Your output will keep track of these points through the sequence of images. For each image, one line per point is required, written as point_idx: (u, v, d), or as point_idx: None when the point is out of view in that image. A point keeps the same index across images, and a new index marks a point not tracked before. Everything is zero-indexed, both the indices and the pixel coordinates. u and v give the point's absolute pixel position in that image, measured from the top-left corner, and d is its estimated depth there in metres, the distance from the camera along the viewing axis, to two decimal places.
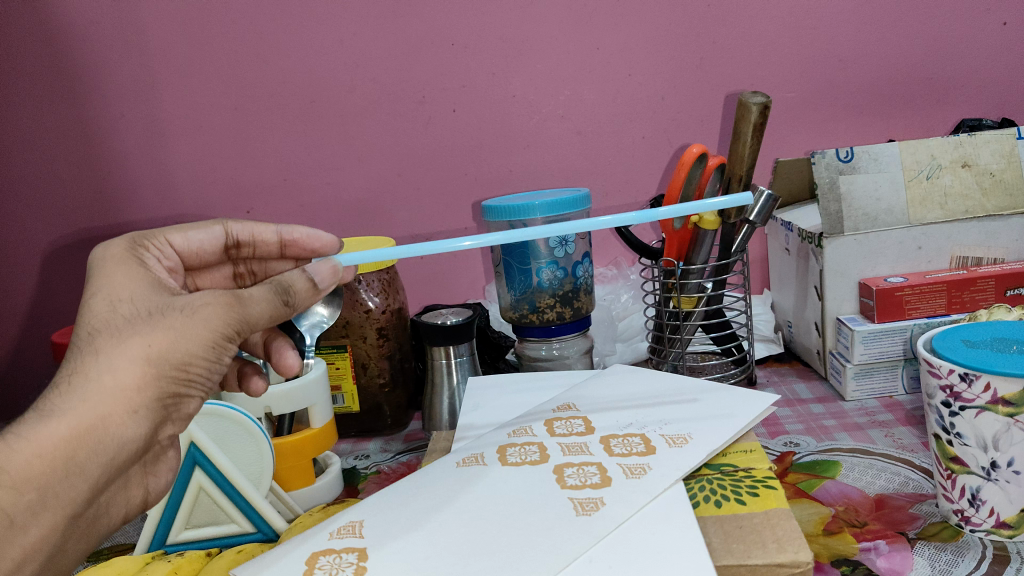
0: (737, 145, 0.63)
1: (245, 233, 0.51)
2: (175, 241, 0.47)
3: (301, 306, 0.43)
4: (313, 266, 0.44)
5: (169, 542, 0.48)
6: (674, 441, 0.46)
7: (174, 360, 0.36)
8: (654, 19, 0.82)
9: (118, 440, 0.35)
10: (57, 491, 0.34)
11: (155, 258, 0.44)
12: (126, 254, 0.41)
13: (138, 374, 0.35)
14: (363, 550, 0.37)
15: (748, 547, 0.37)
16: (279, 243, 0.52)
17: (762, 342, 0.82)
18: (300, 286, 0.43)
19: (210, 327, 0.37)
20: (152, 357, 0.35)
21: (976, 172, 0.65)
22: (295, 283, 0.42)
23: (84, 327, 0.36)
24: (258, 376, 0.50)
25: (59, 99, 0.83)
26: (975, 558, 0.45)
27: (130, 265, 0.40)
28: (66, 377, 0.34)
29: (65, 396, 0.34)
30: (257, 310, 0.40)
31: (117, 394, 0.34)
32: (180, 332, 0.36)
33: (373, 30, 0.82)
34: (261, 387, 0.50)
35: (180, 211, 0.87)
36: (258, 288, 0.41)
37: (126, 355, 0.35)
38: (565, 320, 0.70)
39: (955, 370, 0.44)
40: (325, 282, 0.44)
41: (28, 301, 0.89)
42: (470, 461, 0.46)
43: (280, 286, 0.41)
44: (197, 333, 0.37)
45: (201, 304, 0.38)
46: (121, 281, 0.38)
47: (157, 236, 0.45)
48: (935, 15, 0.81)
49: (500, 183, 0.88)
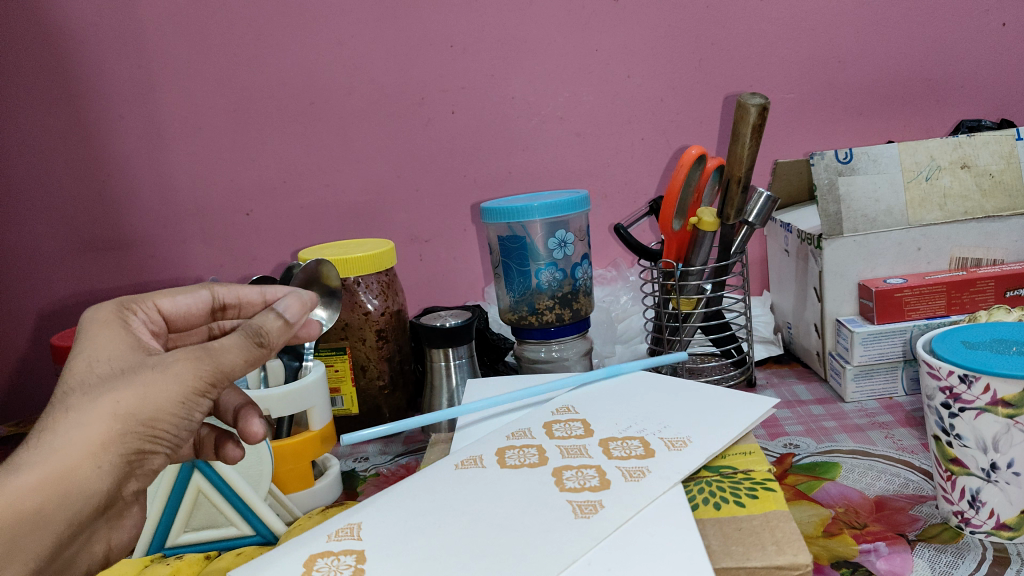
0: (736, 147, 0.63)
1: (232, 296, 0.49)
2: (162, 305, 0.47)
3: (276, 347, 0.42)
4: (282, 303, 0.42)
5: (168, 545, 0.48)
6: (673, 444, 0.46)
7: (142, 416, 0.36)
8: (653, 20, 0.82)
9: (83, 495, 0.35)
10: (20, 546, 0.34)
11: (142, 322, 0.44)
12: (112, 314, 0.42)
13: (106, 431, 0.35)
14: (361, 553, 0.37)
15: (748, 550, 0.37)
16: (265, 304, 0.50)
17: (763, 344, 0.82)
18: (272, 326, 0.41)
19: (181, 381, 0.37)
20: (120, 412, 0.35)
21: (975, 172, 0.66)
22: (267, 323, 0.41)
23: (62, 385, 0.36)
24: (233, 444, 0.47)
25: (59, 101, 0.83)
26: (976, 560, 0.45)
27: (112, 326, 0.40)
28: (37, 433, 0.35)
29: (34, 450, 0.34)
30: (228, 358, 0.39)
31: (85, 449, 0.35)
32: (151, 388, 0.36)
33: (373, 32, 0.82)
34: (236, 455, 0.47)
35: (181, 214, 0.87)
36: (229, 336, 0.40)
37: (95, 411, 0.35)
38: (564, 321, 0.70)
39: (955, 371, 0.44)
40: (297, 318, 0.42)
41: (29, 307, 0.89)
42: (468, 463, 0.46)
43: (251, 329, 0.40)
44: (168, 390, 0.37)
45: (173, 360, 0.38)
46: (102, 342, 0.39)
47: (145, 300, 0.45)
48: (934, 16, 0.81)
49: (499, 184, 0.88)
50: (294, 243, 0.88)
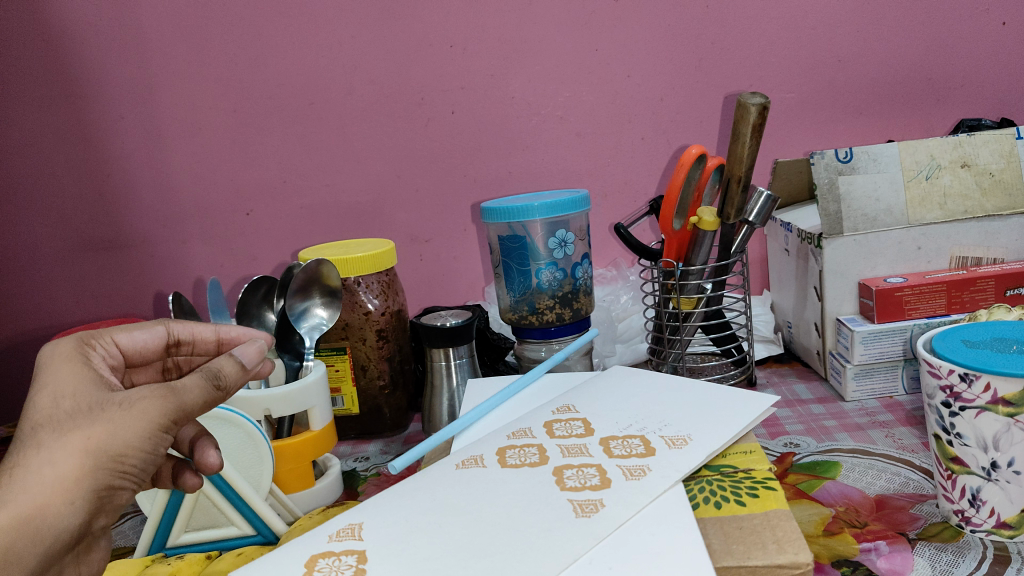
0: (736, 146, 0.63)
1: (187, 332, 0.47)
2: (120, 340, 0.45)
3: (234, 389, 0.40)
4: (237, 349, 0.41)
5: (169, 544, 0.49)
6: (674, 443, 0.46)
7: (113, 452, 0.35)
8: (653, 19, 0.82)
9: (54, 532, 0.33)
10: None
11: (101, 357, 0.43)
12: (73, 351, 0.40)
13: (73, 467, 0.34)
14: (362, 552, 0.37)
15: (748, 549, 0.37)
16: (219, 341, 0.48)
17: (763, 344, 0.82)
18: (229, 369, 0.39)
19: (147, 418, 0.35)
20: (90, 448, 0.34)
21: (975, 172, 0.66)
22: (224, 366, 0.39)
23: (26, 422, 0.35)
24: (191, 472, 0.44)
25: (59, 101, 0.83)
26: (976, 558, 0.45)
27: (75, 362, 0.39)
28: (4, 471, 0.33)
29: (3, 488, 0.33)
30: (190, 398, 0.37)
31: (56, 485, 0.33)
32: (117, 425, 0.35)
33: (373, 32, 0.82)
34: (195, 483, 0.45)
35: (181, 214, 0.87)
36: (188, 376, 0.38)
37: (66, 446, 0.34)
38: (564, 321, 0.70)
39: (955, 370, 0.44)
40: (253, 364, 0.41)
41: (27, 307, 0.89)
42: (469, 463, 0.46)
43: (208, 370, 0.38)
44: (136, 426, 0.35)
45: (140, 396, 0.36)
46: (66, 378, 0.37)
47: (104, 334, 0.44)
48: (934, 14, 0.82)
49: (499, 184, 0.88)
50: (295, 242, 0.88)
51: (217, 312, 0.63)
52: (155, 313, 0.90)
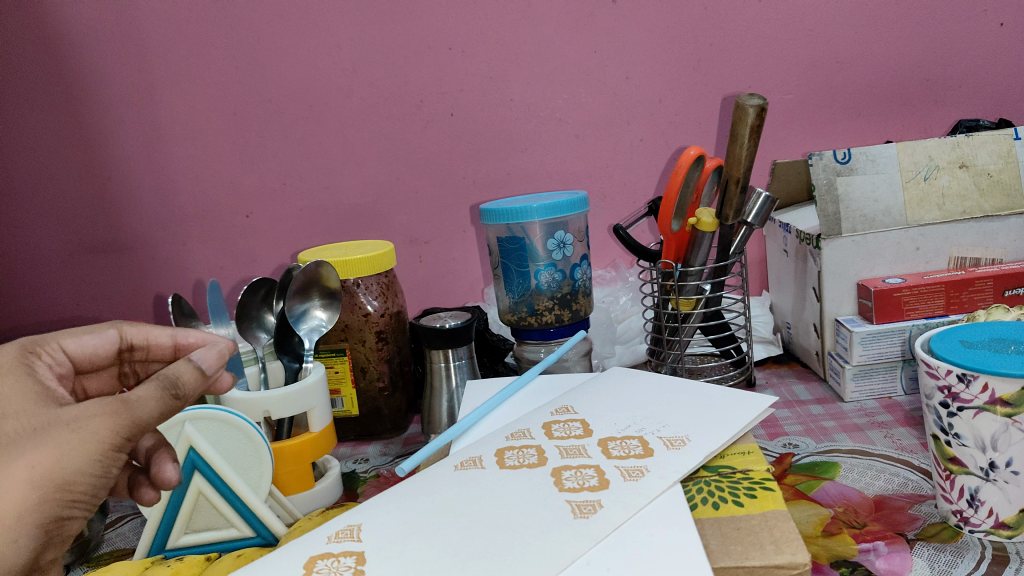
0: (734, 147, 0.63)
1: (140, 336, 0.48)
2: (67, 345, 0.45)
3: (195, 397, 0.39)
4: (198, 352, 0.40)
5: (169, 546, 0.49)
6: (672, 444, 0.46)
7: (59, 479, 0.34)
8: (651, 21, 0.82)
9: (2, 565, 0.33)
10: None
11: (46, 366, 0.43)
12: (18, 365, 0.39)
13: (18, 497, 0.33)
14: (360, 554, 0.37)
15: (746, 549, 0.37)
16: (175, 345, 0.49)
17: (762, 345, 0.82)
18: (189, 376, 0.38)
19: (95, 441, 0.35)
20: (34, 478, 0.33)
21: (974, 172, 0.66)
22: (182, 373, 0.38)
23: None
24: (150, 488, 0.44)
25: (59, 103, 0.83)
26: (975, 559, 0.45)
27: (21, 379, 0.38)
28: None
29: None
30: (145, 412, 0.36)
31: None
32: (61, 451, 0.34)
33: (372, 35, 0.82)
34: (152, 498, 0.45)
35: (181, 216, 0.87)
36: (143, 386, 0.36)
37: (8, 477, 0.33)
38: (563, 322, 0.70)
39: (953, 370, 0.44)
40: (214, 368, 0.40)
41: (28, 309, 0.89)
42: (468, 464, 0.46)
43: (166, 379, 0.37)
44: (82, 451, 0.34)
45: (86, 418, 0.35)
46: (11, 399, 0.36)
47: (49, 342, 0.44)
48: (932, 15, 0.82)
49: (499, 185, 0.88)
50: (294, 244, 0.88)
51: (216, 314, 0.62)
52: (155, 316, 0.90)
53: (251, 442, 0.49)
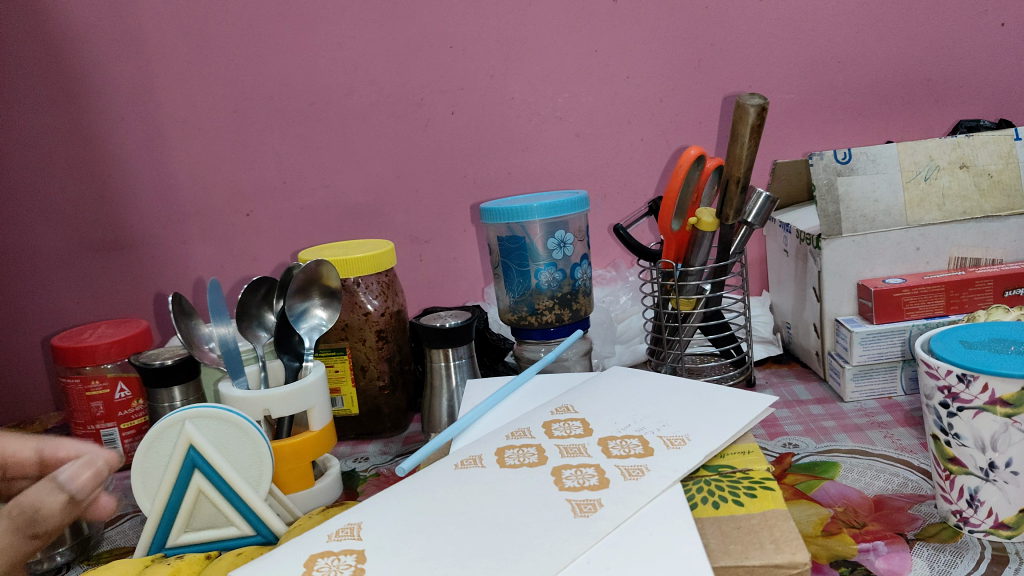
0: (735, 147, 0.63)
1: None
2: None
3: (60, 523, 0.40)
4: (68, 472, 0.40)
5: (168, 545, 0.48)
6: (672, 443, 0.46)
7: None
8: (652, 20, 0.82)
9: None
10: None
11: None
12: None
13: None
14: (361, 552, 0.37)
15: (746, 548, 0.37)
16: (39, 459, 0.47)
17: (762, 344, 0.82)
18: (51, 505, 0.39)
19: None
20: None
21: (974, 172, 0.66)
22: (47, 503, 0.39)
23: None
24: None
25: (59, 101, 0.83)
26: (975, 559, 0.45)
27: None
28: None
29: None
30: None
31: None
32: None
33: (373, 34, 0.82)
34: None
35: (181, 215, 0.87)
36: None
37: None
38: (563, 322, 0.70)
39: (953, 370, 0.44)
40: (84, 491, 0.40)
41: (27, 308, 0.89)
42: (468, 463, 0.46)
43: (24, 510, 0.38)
44: None
45: None
46: None
47: None
48: (932, 15, 0.82)
49: (499, 184, 0.88)
50: (294, 243, 0.88)
51: (216, 313, 0.59)
52: (155, 314, 0.90)
53: (252, 441, 0.49)
